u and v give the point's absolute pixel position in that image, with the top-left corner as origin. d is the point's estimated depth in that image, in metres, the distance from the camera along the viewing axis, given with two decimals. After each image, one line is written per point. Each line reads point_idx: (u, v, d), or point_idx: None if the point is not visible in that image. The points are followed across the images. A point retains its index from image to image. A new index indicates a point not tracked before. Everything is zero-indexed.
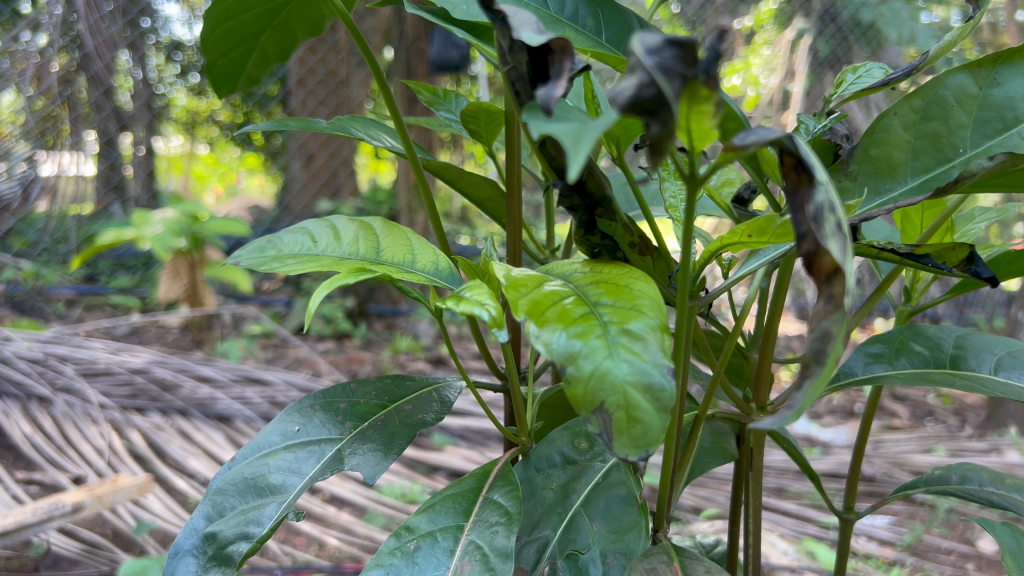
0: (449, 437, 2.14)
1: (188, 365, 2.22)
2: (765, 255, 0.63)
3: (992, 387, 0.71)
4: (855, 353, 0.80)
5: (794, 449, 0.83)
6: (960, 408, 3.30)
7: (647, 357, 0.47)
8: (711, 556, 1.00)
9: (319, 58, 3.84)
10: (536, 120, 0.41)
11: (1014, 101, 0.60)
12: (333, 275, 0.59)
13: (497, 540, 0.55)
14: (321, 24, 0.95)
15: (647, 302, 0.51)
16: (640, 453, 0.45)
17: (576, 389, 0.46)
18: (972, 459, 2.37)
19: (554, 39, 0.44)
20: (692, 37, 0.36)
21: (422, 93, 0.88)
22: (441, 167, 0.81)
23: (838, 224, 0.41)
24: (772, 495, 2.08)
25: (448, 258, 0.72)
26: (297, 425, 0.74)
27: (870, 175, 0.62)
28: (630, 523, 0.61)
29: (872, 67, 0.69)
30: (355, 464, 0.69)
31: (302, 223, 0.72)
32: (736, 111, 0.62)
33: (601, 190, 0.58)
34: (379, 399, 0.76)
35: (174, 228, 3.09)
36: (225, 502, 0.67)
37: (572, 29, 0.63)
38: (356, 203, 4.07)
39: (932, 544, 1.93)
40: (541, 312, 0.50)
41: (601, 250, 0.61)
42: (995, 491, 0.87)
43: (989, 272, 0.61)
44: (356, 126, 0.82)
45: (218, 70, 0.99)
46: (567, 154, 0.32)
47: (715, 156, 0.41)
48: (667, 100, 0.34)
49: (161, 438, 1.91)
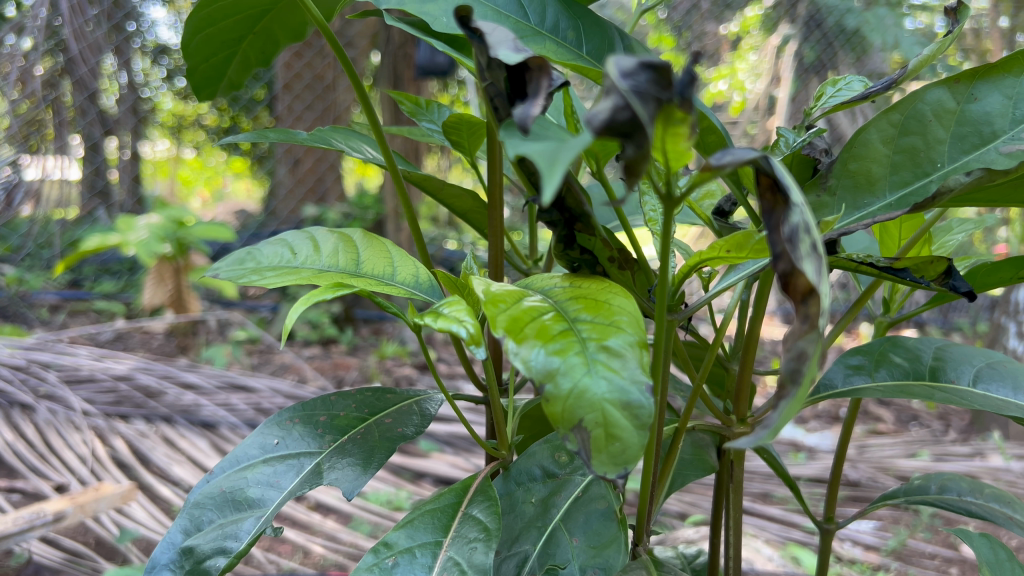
0: (435, 444, 2.14)
1: (173, 371, 2.20)
2: (744, 270, 0.63)
3: (969, 399, 0.71)
4: (835, 364, 0.80)
5: (774, 460, 0.83)
6: (944, 413, 3.32)
7: (625, 374, 0.47)
8: (693, 566, 1.00)
9: (305, 63, 3.85)
10: (513, 138, 0.40)
11: (991, 117, 0.60)
12: (312, 291, 0.58)
13: (476, 556, 0.55)
14: (303, 28, 0.95)
15: (626, 318, 0.51)
16: (619, 471, 0.44)
17: (554, 407, 0.46)
18: (955, 464, 2.38)
19: (532, 58, 0.44)
20: (666, 59, 0.36)
21: (403, 103, 0.88)
22: (423, 178, 0.81)
23: (813, 245, 0.41)
24: (757, 501, 2.08)
25: (428, 271, 0.73)
26: (276, 438, 0.74)
27: (849, 190, 0.62)
28: (609, 538, 0.60)
29: (851, 80, 0.69)
30: (334, 478, 0.68)
31: (280, 235, 0.72)
32: (716, 125, 0.61)
33: (580, 206, 0.58)
34: (359, 413, 0.76)
35: (159, 233, 3.07)
36: (203, 516, 0.67)
37: (553, 41, 0.62)
38: (343, 208, 4.06)
39: (916, 548, 1.94)
40: (519, 329, 0.50)
41: (581, 265, 0.61)
42: (975, 500, 0.87)
43: (966, 286, 0.62)
44: (337, 136, 0.81)
45: (199, 76, 0.98)
46: (542, 176, 0.32)
47: (692, 174, 0.41)
48: (642, 123, 0.34)
49: (145, 445, 1.89)
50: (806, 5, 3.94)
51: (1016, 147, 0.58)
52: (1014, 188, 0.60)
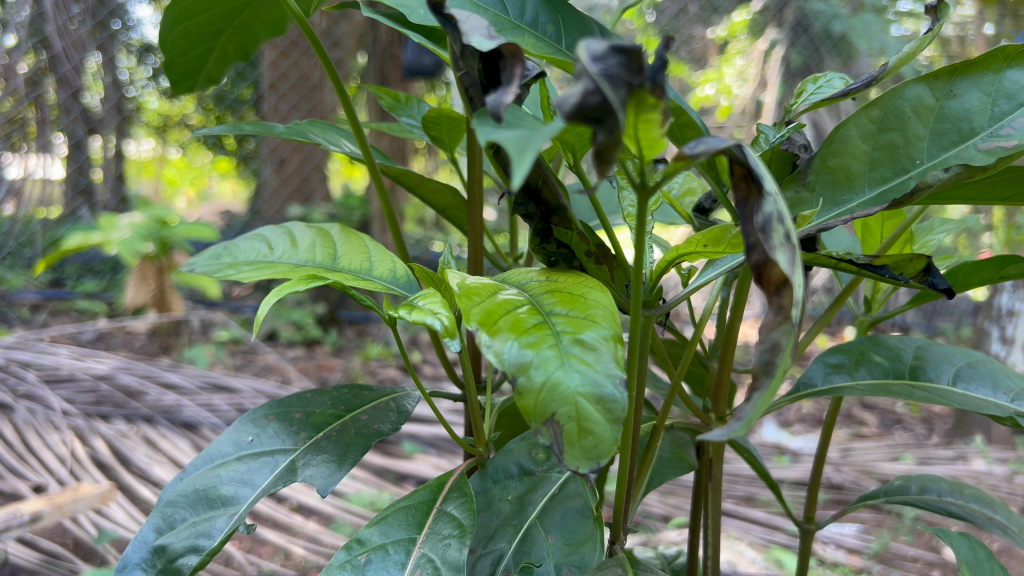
0: (418, 446, 2.11)
1: (154, 371, 2.18)
2: (722, 266, 0.63)
3: (950, 398, 0.71)
4: (815, 363, 0.80)
5: (755, 459, 0.83)
6: (927, 417, 3.33)
7: (599, 368, 0.47)
8: (673, 566, 1.00)
9: (291, 63, 3.81)
10: (487, 125, 0.40)
11: (970, 113, 0.60)
12: (284, 283, 0.58)
13: (449, 553, 0.54)
14: (282, 22, 0.94)
15: (601, 311, 0.51)
16: (592, 465, 0.44)
17: (527, 400, 0.45)
18: (939, 468, 2.38)
19: (505, 44, 0.44)
20: (638, 44, 0.36)
21: (383, 98, 0.87)
22: (401, 173, 0.80)
23: (786, 235, 0.41)
24: (741, 504, 2.07)
25: (405, 265, 0.72)
26: (250, 435, 0.73)
27: (828, 185, 0.62)
28: (585, 535, 0.60)
29: (833, 77, 0.69)
30: (308, 475, 0.67)
31: (258, 230, 0.73)
32: (694, 118, 0.61)
33: (556, 198, 0.57)
34: (335, 409, 0.76)
35: (142, 232, 3.05)
36: (176, 515, 0.66)
37: (532, 35, 0.61)
38: (328, 208, 4.05)
39: (898, 552, 1.93)
40: (493, 321, 0.49)
41: (558, 259, 0.60)
42: (954, 501, 0.87)
43: (946, 283, 0.61)
44: (315, 130, 0.81)
45: (177, 70, 0.96)
46: (512, 162, 0.32)
47: (666, 163, 0.40)
48: (612, 107, 0.34)
49: (126, 445, 1.85)
50: (792, 10, 4.01)
51: (994, 143, 0.57)
52: (991, 185, 0.60)
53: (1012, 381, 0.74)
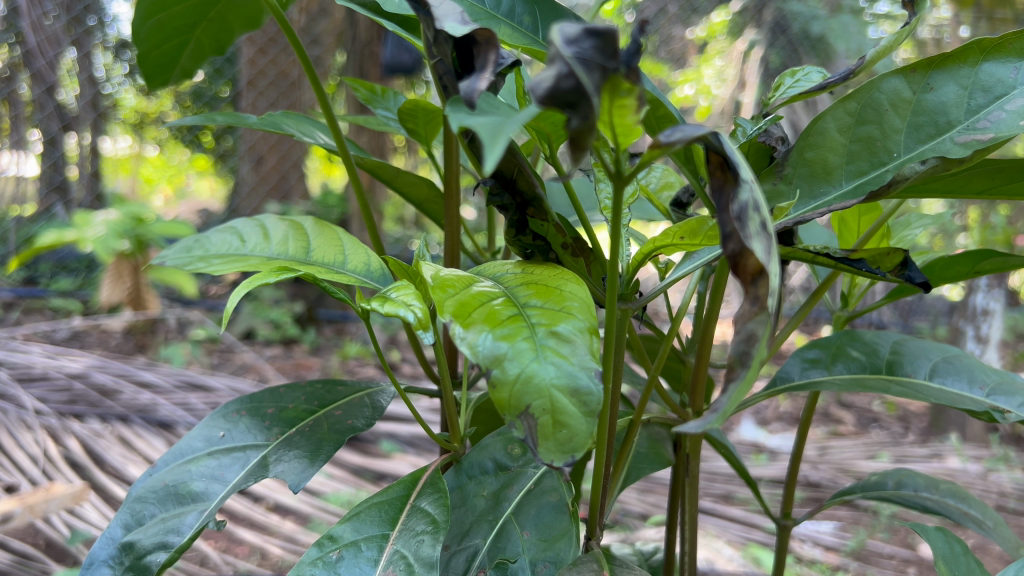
0: (397, 444, 2.09)
1: (129, 370, 2.15)
2: (699, 258, 0.62)
3: (926, 393, 0.71)
4: (792, 358, 0.80)
5: (732, 455, 0.82)
6: (903, 416, 3.35)
7: (574, 360, 0.46)
8: (651, 563, 0.99)
9: (269, 59, 3.76)
10: (459, 113, 0.40)
11: (947, 106, 0.60)
12: (255, 275, 0.57)
13: (422, 549, 0.53)
14: (259, 17, 0.93)
15: (577, 304, 0.50)
16: (566, 458, 0.43)
17: (500, 393, 0.45)
18: (915, 465, 2.40)
19: (479, 30, 0.43)
20: (614, 27, 0.35)
21: (359, 90, 0.87)
22: (377, 166, 0.79)
23: (762, 224, 0.40)
24: (719, 502, 2.07)
25: (379, 259, 0.71)
26: (222, 431, 0.72)
27: (805, 178, 0.62)
28: (560, 531, 0.59)
29: (811, 71, 0.68)
30: (280, 471, 0.66)
31: (231, 222, 0.73)
32: (672, 109, 0.60)
33: (532, 189, 0.57)
34: (308, 405, 0.75)
35: (117, 230, 3.01)
36: (145, 511, 0.65)
37: (508, 26, 0.60)
38: (306, 207, 4.03)
39: (875, 549, 1.94)
40: (467, 314, 0.48)
41: (534, 251, 0.59)
42: (930, 496, 0.88)
43: (922, 277, 0.61)
44: (289, 121, 0.80)
45: (150, 63, 0.95)
46: (484, 148, 0.31)
47: (642, 153, 0.40)
48: (586, 91, 0.33)
49: (100, 445, 1.80)
50: (771, 11, 3.99)
51: (971, 136, 0.57)
52: (967, 179, 0.60)
53: (987, 375, 0.75)
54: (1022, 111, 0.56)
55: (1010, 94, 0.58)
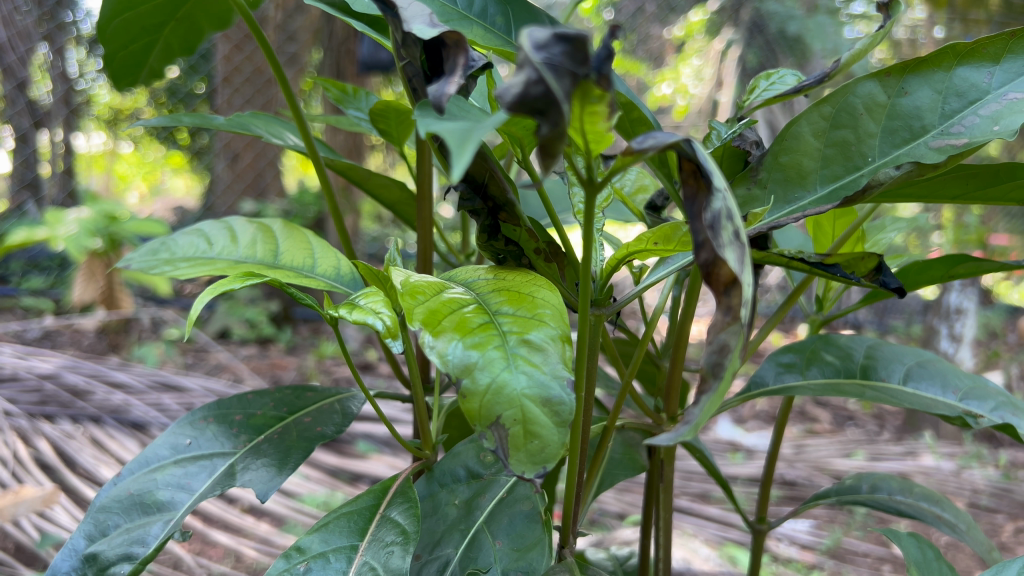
0: (373, 445, 2.07)
1: (102, 370, 2.00)
2: (673, 263, 0.61)
3: (900, 398, 0.71)
4: (767, 362, 0.79)
5: (707, 459, 0.82)
6: (879, 414, 3.38)
7: (546, 369, 0.46)
8: (625, 568, 0.99)
9: (245, 56, 3.71)
10: (429, 117, 0.39)
11: (922, 110, 0.60)
12: (220, 280, 0.55)
13: (392, 560, 0.52)
14: (228, 16, 0.91)
15: (549, 311, 0.49)
16: (537, 470, 0.42)
17: (471, 403, 0.44)
18: (890, 463, 2.40)
19: (447, 32, 0.43)
20: (583, 32, 0.34)
21: (330, 90, 0.85)
22: (347, 167, 0.78)
23: (735, 232, 0.40)
24: (697, 501, 2.07)
25: (350, 262, 0.70)
26: (188, 438, 0.71)
27: (780, 183, 0.61)
28: (533, 540, 0.58)
29: (785, 74, 0.68)
30: (247, 479, 0.65)
31: (199, 225, 0.71)
32: (646, 112, 0.59)
33: (503, 193, 0.56)
34: (277, 411, 0.73)
35: (89, 228, 2.97)
36: (108, 521, 0.63)
37: (481, 27, 0.58)
38: (282, 204, 3.98)
39: (850, 547, 1.95)
40: (437, 321, 0.47)
41: (506, 256, 0.58)
42: (904, 500, 0.88)
43: (897, 282, 0.60)
44: (257, 122, 0.78)
45: (118, 63, 0.93)
46: (452, 154, 0.30)
47: (614, 159, 0.39)
48: (556, 98, 0.33)
49: (72, 446, 1.67)
50: (748, 9, 3.99)
51: (945, 141, 0.57)
52: (942, 183, 0.60)
53: (961, 380, 0.75)
54: (996, 116, 0.56)
55: (984, 99, 0.58)
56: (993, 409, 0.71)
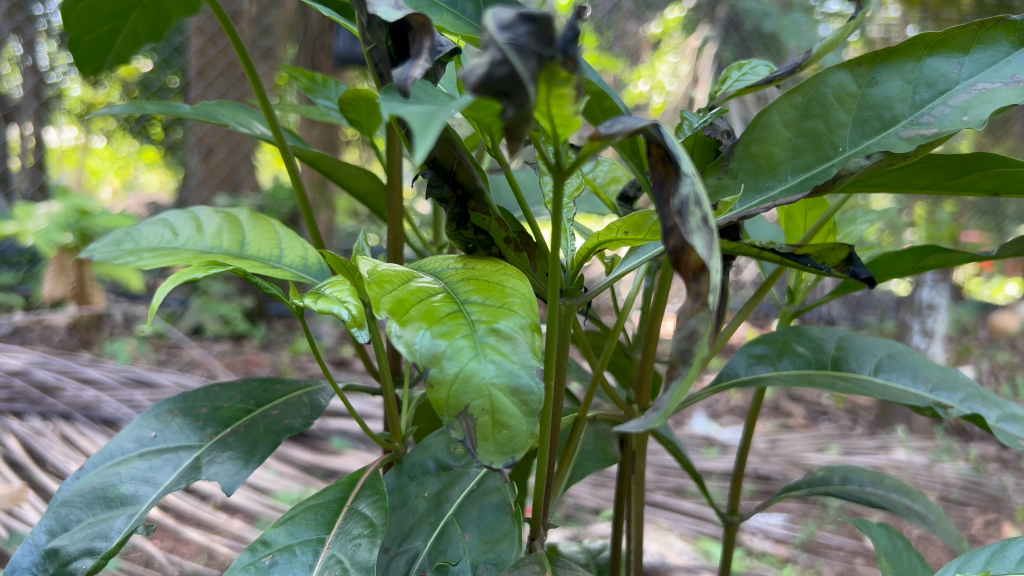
0: (348, 441, 2.05)
1: (73, 366, 1.95)
2: (645, 253, 0.61)
3: (871, 389, 0.71)
4: (739, 354, 0.79)
5: (679, 451, 0.82)
6: (852, 409, 3.40)
7: (514, 358, 0.45)
8: (597, 561, 0.99)
9: (219, 50, 3.67)
10: (393, 101, 0.38)
11: (892, 101, 0.60)
12: (182, 269, 0.54)
13: (359, 553, 0.51)
14: (197, 2, 0.89)
15: (519, 300, 0.49)
16: (506, 460, 0.42)
17: (438, 393, 0.43)
18: (863, 457, 2.42)
19: (413, 15, 0.42)
20: (548, 13, 0.34)
21: (300, 79, 0.84)
22: (316, 157, 0.77)
23: (703, 219, 0.39)
24: (672, 495, 2.08)
25: (318, 253, 0.70)
26: (153, 431, 0.69)
27: (751, 173, 0.61)
28: (503, 532, 0.57)
29: (757, 65, 0.68)
30: (212, 473, 0.64)
31: (164, 215, 0.70)
32: (617, 101, 0.59)
33: (472, 181, 0.55)
34: (244, 404, 0.73)
35: (60, 222, 2.92)
36: (71, 516, 0.61)
37: (450, 13, 0.57)
38: (256, 199, 3.95)
39: (823, 541, 1.97)
40: (404, 310, 0.47)
41: (476, 246, 0.58)
42: (875, 491, 0.88)
43: (867, 272, 0.60)
44: (224, 111, 0.77)
45: (82, 48, 0.91)
46: (415, 137, 0.30)
47: (581, 144, 0.39)
48: (521, 80, 0.32)
49: (41, 444, 1.61)
50: (724, 8, 3.95)
51: (915, 131, 0.57)
52: (912, 173, 0.60)
53: (930, 371, 0.75)
54: (965, 107, 0.56)
55: (953, 90, 0.58)
56: (963, 400, 0.72)
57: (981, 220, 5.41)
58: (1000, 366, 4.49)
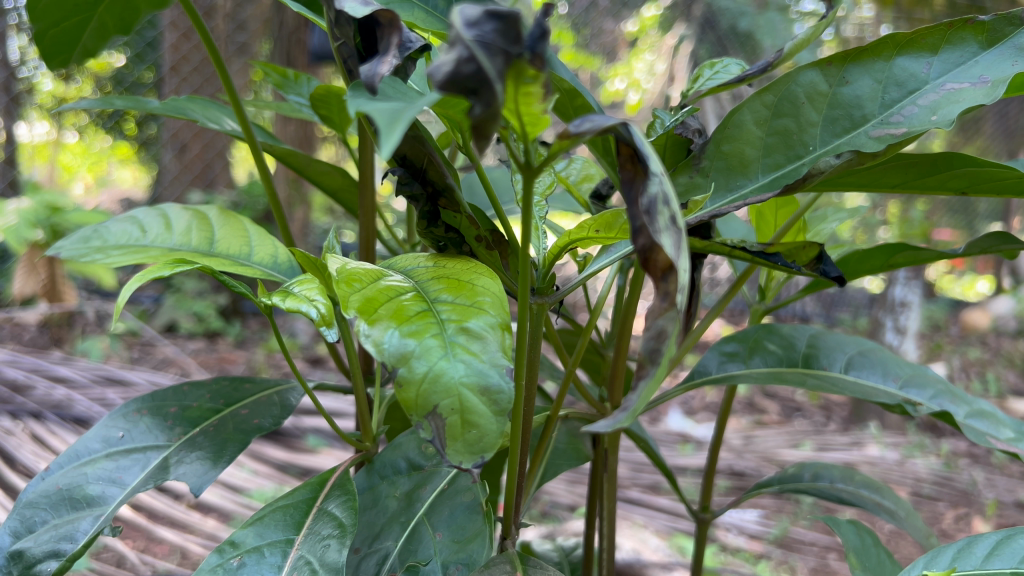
0: (323, 439, 2.04)
1: (43, 365, 1.92)
2: (616, 251, 0.61)
3: (841, 387, 0.72)
4: (711, 352, 0.79)
5: (651, 449, 0.82)
6: (826, 404, 3.43)
7: (485, 357, 0.45)
8: (570, 560, 0.99)
9: (193, 45, 3.63)
10: (360, 98, 0.38)
11: (862, 100, 0.60)
12: (149, 266, 0.53)
13: (328, 554, 0.51)
14: None
15: (489, 299, 0.48)
16: (475, 460, 0.41)
17: (408, 393, 0.43)
18: (837, 454, 2.44)
19: (381, 11, 0.42)
20: (516, 10, 0.33)
21: (271, 75, 0.84)
22: (286, 153, 0.76)
23: (671, 218, 0.39)
24: (647, 492, 2.09)
25: (287, 250, 0.69)
26: (120, 431, 0.68)
27: (722, 172, 0.61)
28: (474, 532, 0.57)
29: (729, 63, 0.68)
30: (181, 473, 0.64)
31: (132, 212, 0.69)
32: (588, 98, 0.59)
33: (442, 178, 0.55)
34: (213, 403, 0.72)
35: (30, 219, 2.87)
36: (36, 517, 0.60)
37: (421, 9, 0.56)
38: (231, 196, 3.92)
39: (797, 536, 1.98)
40: (373, 309, 0.46)
41: (447, 244, 0.57)
42: (845, 487, 0.89)
43: (837, 271, 0.60)
44: (194, 107, 0.76)
45: (48, 40, 0.89)
46: (380, 134, 0.29)
47: (550, 142, 0.38)
48: (488, 77, 0.32)
49: (11, 442, 1.56)
50: (700, 6, 3.98)
51: (885, 130, 0.57)
52: (882, 172, 0.61)
53: (899, 368, 0.76)
54: (934, 107, 0.56)
55: (922, 89, 0.58)
56: (932, 397, 0.73)
57: (952, 219, 5.49)
58: (971, 363, 4.56)
